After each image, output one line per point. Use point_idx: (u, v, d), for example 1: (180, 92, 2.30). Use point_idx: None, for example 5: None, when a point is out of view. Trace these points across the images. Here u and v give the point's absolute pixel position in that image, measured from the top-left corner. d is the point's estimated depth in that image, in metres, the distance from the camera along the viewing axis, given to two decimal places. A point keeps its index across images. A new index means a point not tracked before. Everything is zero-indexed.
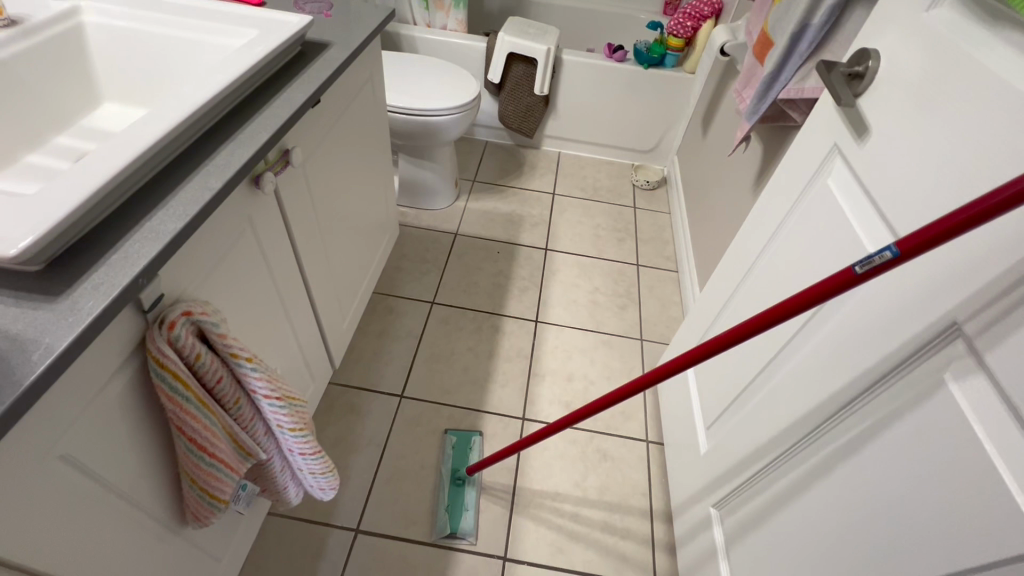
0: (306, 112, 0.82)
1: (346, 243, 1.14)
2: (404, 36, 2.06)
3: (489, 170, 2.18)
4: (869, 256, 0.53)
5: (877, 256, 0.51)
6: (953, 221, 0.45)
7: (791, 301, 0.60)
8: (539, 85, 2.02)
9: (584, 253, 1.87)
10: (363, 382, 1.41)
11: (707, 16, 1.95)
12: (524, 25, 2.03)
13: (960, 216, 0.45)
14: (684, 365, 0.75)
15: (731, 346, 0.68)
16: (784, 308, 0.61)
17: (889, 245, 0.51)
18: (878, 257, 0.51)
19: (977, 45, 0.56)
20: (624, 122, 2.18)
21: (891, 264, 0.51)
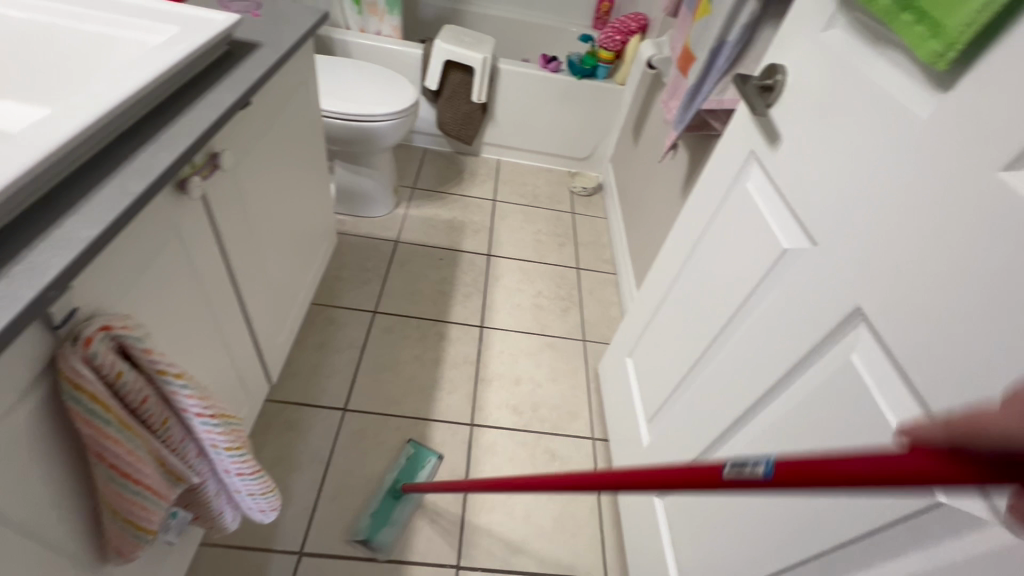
0: (235, 114, 0.78)
1: (281, 254, 1.09)
2: (336, 39, 2.01)
3: (428, 176, 2.17)
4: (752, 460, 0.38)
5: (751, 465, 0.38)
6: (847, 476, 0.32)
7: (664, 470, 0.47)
8: (476, 92, 2.04)
9: (526, 258, 1.90)
10: (303, 397, 1.35)
11: (635, 31, 2.05)
12: (460, 34, 2.05)
13: (865, 460, 0.30)
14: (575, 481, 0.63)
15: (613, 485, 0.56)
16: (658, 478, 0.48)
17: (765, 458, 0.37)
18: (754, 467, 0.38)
19: (864, 63, 0.63)
20: (561, 130, 2.24)
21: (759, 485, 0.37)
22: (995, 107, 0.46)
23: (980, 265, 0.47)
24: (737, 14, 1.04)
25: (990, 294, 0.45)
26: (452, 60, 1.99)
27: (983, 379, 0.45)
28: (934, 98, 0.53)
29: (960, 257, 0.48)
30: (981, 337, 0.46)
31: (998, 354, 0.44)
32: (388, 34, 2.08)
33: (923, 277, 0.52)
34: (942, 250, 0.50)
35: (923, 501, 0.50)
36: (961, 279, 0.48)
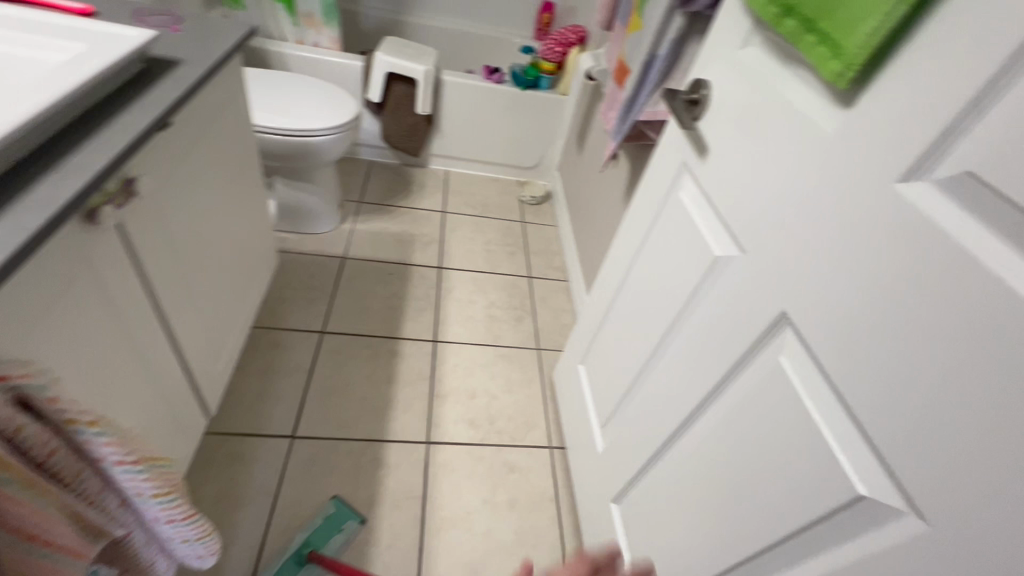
0: (153, 136, 0.73)
1: (214, 280, 1.04)
2: (271, 51, 1.94)
3: (375, 190, 2.13)
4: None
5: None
6: None
7: None
8: (420, 104, 2.02)
9: (477, 269, 1.89)
10: (247, 427, 1.28)
11: (574, 43, 2.10)
12: (401, 45, 2.03)
13: None
14: None
15: None
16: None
17: None
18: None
19: (777, 80, 0.67)
20: (507, 140, 2.26)
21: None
22: (890, 124, 0.50)
23: (888, 271, 0.50)
24: (665, 30, 1.08)
25: (898, 298, 0.49)
26: (394, 72, 1.97)
27: (897, 380, 0.49)
28: (840, 113, 0.57)
29: (871, 263, 0.52)
30: (893, 338, 0.49)
31: (907, 354, 0.48)
32: (327, 46, 2.03)
33: (840, 282, 0.55)
34: (856, 257, 0.54)
35: (848, 495, 0.53)
36: (874, 284, 0.51)
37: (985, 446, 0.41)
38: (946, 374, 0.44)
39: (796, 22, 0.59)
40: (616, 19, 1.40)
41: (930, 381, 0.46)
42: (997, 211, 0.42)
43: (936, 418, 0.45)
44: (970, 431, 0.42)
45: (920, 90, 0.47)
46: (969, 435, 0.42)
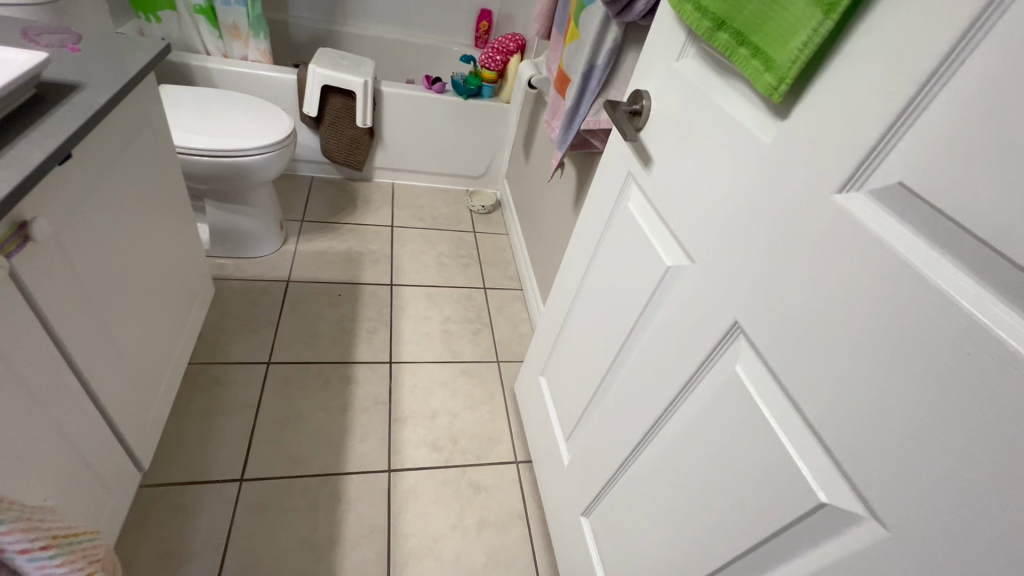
0: (50, 171, 0.65)
1: (139, 319, 0.95)
2: (194, 66, 1.82)
3: (317, 207, 2.04)
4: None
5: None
6: None
7: None
8: (360, 117, 1.95)
9: (430, 284, 1.84)
10: (189, 474, 1.19)
11: (513, 51, 2.05)
12: (335, 57, 1.96)
13: None
14: None
15: None
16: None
17: None
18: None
19: (713, 91, 0.67)
20: (453, 150, 2.23)
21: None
22: (824, 135, 0.51)
23: (831, 279, 0.51)
24: (602, 39, 1.08)
25: (842, 303, 0.50)
26: (329, 85, 1.89)
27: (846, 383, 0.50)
28: (776, 125, 0.57)
29: (814, 271, 0.53)
30: (839, 344, 0.50)
31: (856, 360, 0.49)
32: (256, 59, 1.92)
33: (787, 290, 0.56)
34: (799, 264, 0.55)
35: (811, 503, 0.53)
36: (817, 290, 0.53)
37: (935, 449, 0.42)
38: (893, 377, 0.45)
39: (729, 36, 0.60)
40: (553, 28, 1.40)
41: (879, 386, 0.47)
42: (929, 219, 0.43)
43: (889, 422, 0.46)
44: (917, 431, 0.43)
45: (849, 102, 0.48)
46: (919, 438, 0.43)
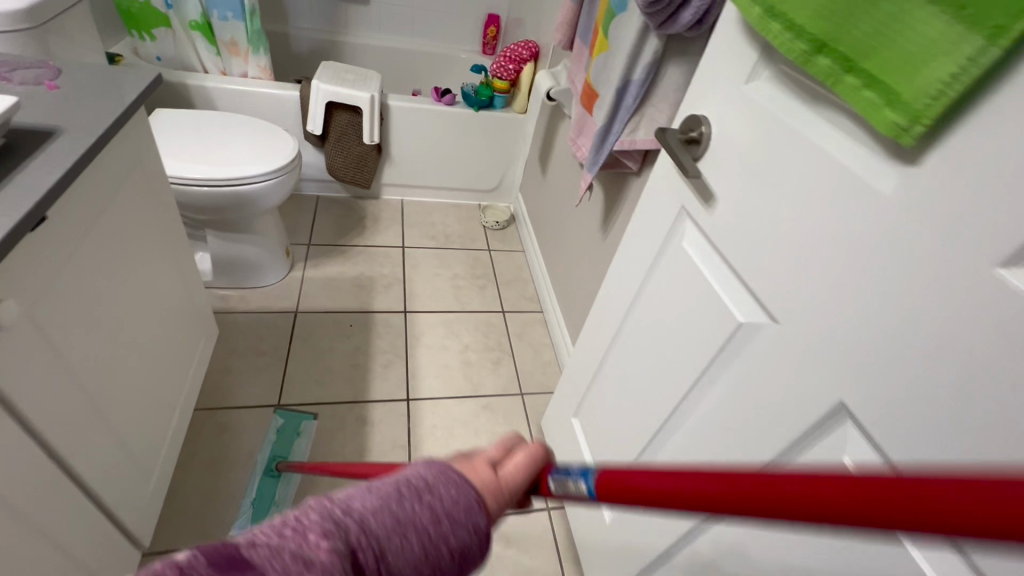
0: (20, 241, 0.56)
1: (138, 373, 0.87)
2: (191, 86, 1.73)
3: (324, 229, 1.94)
4: (574, 472, 0.43)
5: (573, 479, 0.42)
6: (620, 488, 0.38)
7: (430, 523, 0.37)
8: (367, 134, 1.85)
9: (446, 309, 1.74)
10: (194, 538, 1.09)
11: (526, 59, 1.93)
12: (340, 71, 1.86)
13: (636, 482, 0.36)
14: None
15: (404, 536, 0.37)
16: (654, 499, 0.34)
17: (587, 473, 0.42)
18: (575, 482, 0.43)
19: (802, 122, 0.57)
20: (464, 163, 2.13)
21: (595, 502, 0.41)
22: (982, 189, 0.40)
23: (969, 361, 0.41)
24: (639, 53, 0.98)
25: (921, 351, 0.45)
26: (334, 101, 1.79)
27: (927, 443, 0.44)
28: (897, 171, 0.47)
29: (942, 349, 0.43)
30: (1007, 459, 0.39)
31: None
32: (256, 75, 1.82)
33: (919, 378, 0.45)
34: (867, 304, 0.50)
35: None
36: (948, 374, 0.43)
37: None
38: None
39: (834, 60, 0.49)
40: (576, 39, 1.29)
41: None
42: None
43: None
44: None
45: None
46: None
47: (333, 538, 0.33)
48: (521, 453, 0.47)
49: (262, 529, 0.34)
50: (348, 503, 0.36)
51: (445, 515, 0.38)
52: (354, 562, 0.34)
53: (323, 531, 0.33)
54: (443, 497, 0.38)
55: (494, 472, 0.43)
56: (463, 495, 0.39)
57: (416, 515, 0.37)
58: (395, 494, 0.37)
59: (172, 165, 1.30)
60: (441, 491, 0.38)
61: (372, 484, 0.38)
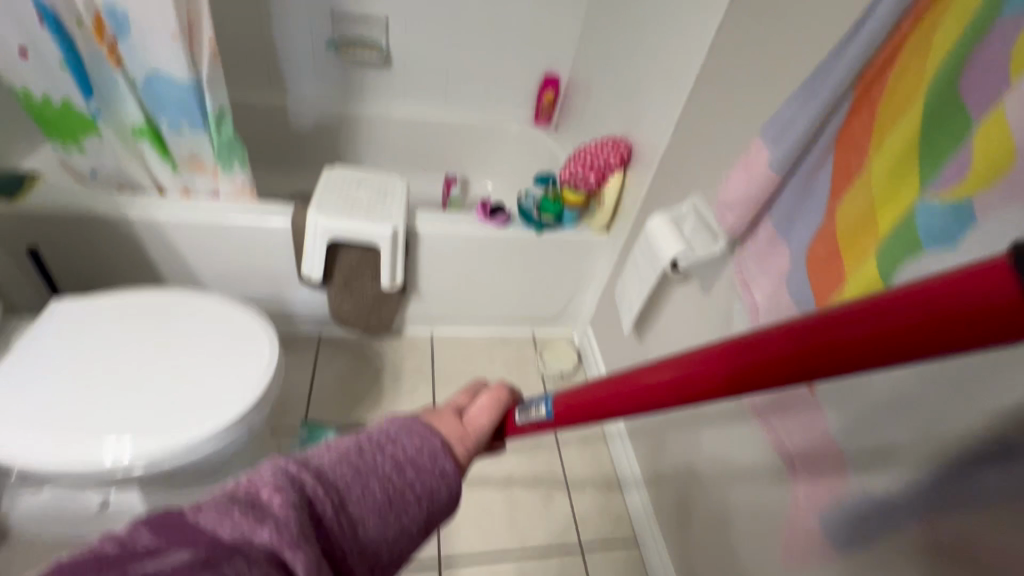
0: None
1: None
2: (134, 219, 1.19)
3: (328, 397, 1.43)
4: (538, 403, 0.64)
5: (536, 407, 0.63)
6: (585, 405, 0.56)
7: (409, 450, 0.45)
8: (388, 276, 1.31)
9: (497, 551, 1.26)
10: None
11: (613, 167, 1.35)
12: (349, 187, 1.32)
13: (589, 394, 0.55)
14: (365, 509, 0.41)
15: (389, 468, 0.43)
16: (611, 403, 0.52)
17: (550, 403, 0.62)
18: (539, 409, 0.63)
19: None
20: (518, 293, 1.57)
21: (554, 420, 0.62)
22: None
23: None
24: None
25: None
26: (340, 241, 1.24)
27: None
28: None
29: None
30: None
31: None
32: (230, 195, 1.28)
33: None
34: None
35: None
36: None
37: None
38: None
39: None
40: (769, 222, 0.72)
41: None
42: None
43: None
44: None
45: None
46: None
47: (287, 493, 0.37)
48: (486, 399, 0.62)
49: (215, 496, 0.36)
50: (307, 460, 0.41)
51: (406, 463, 0.44)
52: (312, 510, 0.39)
53: (276, 487, 0.37)
54: (405, 448, 0.45)
55: (476, 414, 0.59)
56: (421, 445, 0.46)
57: (377, 466, 0.43)
58: (355, 449, 0.43)
59: (66, 444, 0.79)
60: (402, 443, 0.45)
61: (332, 442, 0.43)
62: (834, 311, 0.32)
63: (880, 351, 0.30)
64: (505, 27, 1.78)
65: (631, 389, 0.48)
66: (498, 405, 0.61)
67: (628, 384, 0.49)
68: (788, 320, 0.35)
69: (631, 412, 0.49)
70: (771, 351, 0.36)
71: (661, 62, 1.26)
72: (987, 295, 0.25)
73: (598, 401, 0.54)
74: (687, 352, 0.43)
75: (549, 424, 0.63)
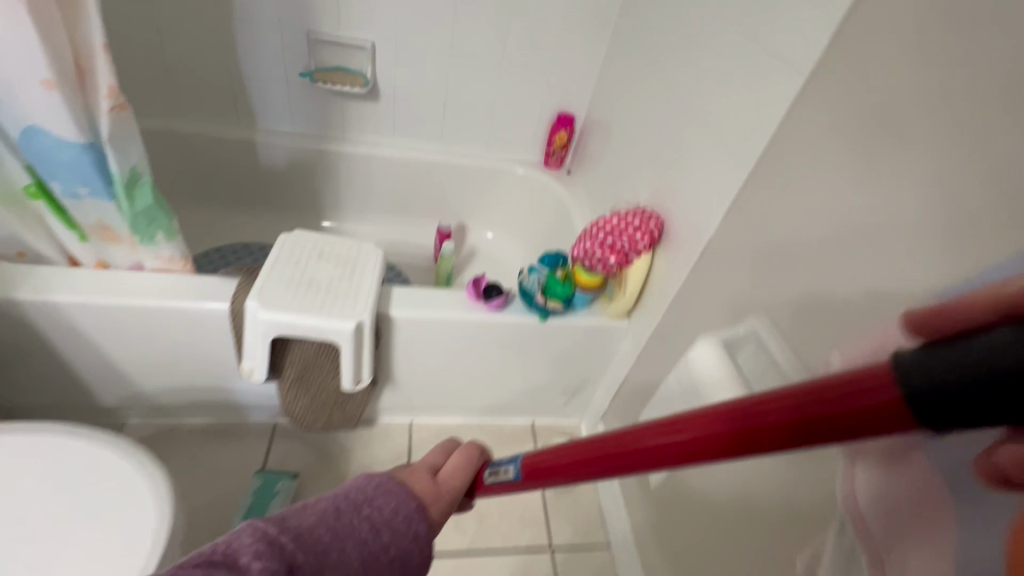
0: None
1: None
2: (25, 302, 0.93)
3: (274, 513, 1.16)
4: (507, 462, 0.60)
5: (506, 467, 0.59)
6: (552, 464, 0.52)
7: (384, 512, 0.46)
8: (351, 376, 1.04)
9: None
10: None
11: (640, 248, 1.07)
12: (305, 262, 1.05)
13: (558, 451, 0.51)
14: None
15: (363, 529, 0.44)
16: (576, 464, 0.48)
17: (517, 460, 0.58)
18: (508, 469, 0.59)
19: None
20: (515, 382, 1.30)
21: (523, 483, 0.57)
22: None
23: None
24: None
25: None
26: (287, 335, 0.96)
27: None
28: None
29: None
30: None
31: None
32: (156, 267, 1.03)
33: None
34: None
35: None
36: None
37: None
38: None
39: None
40: None
41: None
42: None
43: None
44: None
45: None
46: None
47: (265, 558, 0.38)
48: (458, 456, 0.59)
49: (188, 565, 0.36)
50: (285, 522, 0.42)
51: (383, 525, 0.45)
52: (291, 575, 0.39)
53: (256, 552, 0.38)
54: (382, 509, 0.46)
55: (445, 472, 0.56)
56: (400, 507, 0.47)
57: (356, 528, 0.44)
58: (333, 511, 0.44)
59: None
60: (379, 504, 0.46)
61: (310, 502, 0.44)
62: (800, 386, 0.30)
63: (834, 430, 0.28)
64: (515, 58, 1.52)
65: (597, 450, 0.45)
66: (471, 463, 0.59)
67: (597, 445, 0.46)
68: (761, 393, 0.32)
69: (602, 475, 0.46)
70: (751, 421, 0.32)
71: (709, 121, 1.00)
72: (878, 393, 0.25)
73: (562, 464, 0.50)
74: (664, 416, 0.39)
75: (518, 485, 0.58)
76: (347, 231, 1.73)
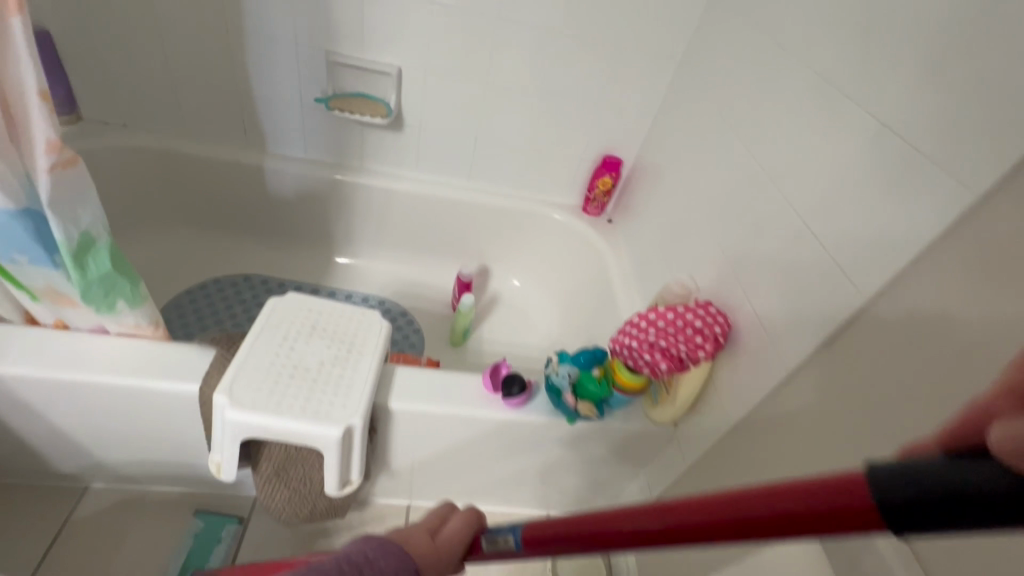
0: None
1: None
2: None
3: None
4: (504, 530, 0.54)
5: (503, 536, 0.53)
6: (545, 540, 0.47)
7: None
8: (336, 484, 0.86)
9: None
10: None
11: (694, 350, 0.87)
12: (291, 337, 0.88)
13: (555, 525, 0.47)
14: None
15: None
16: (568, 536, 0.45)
17: (513, 531, 0.52)
18: (506, 538, 0.53)
19: None
20: (532, 477, 1.11)
21: (523, 554, 0.51)
22: None
23: None
24: None
25: None
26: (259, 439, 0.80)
27: None
28: None
29: None
30: None
31: None
32: (121, 332, 0.88)
33: None
34: None
35: None
36: None
37: None
38: None
39: None
40: None
41: None
42: None
43: None
44: None
45: None
46: None
47: None
48: (453, 520, 0.59)
49: None
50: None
51: None
52: None
53: None
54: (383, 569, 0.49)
55: (442, 535, 0.56)
56: (399, 565, 0.50)
57: None
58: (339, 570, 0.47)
59: None
60: (379, 563, 0.49)
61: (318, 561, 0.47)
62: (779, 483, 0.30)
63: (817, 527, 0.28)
64: (562, 93, 1.33)
65: (589, 531, 0.42)
66: (467, 526, 0.59)
67: (589, 527, 0.42)
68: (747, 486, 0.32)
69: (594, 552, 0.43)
70: (753, 512, 0.31)
71: (808, 210, 0.79)
72: (857, 498, 0.26)
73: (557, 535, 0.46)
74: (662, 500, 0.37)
75: (519, 555, 0.52)
76: (358, 267, 1.57)
